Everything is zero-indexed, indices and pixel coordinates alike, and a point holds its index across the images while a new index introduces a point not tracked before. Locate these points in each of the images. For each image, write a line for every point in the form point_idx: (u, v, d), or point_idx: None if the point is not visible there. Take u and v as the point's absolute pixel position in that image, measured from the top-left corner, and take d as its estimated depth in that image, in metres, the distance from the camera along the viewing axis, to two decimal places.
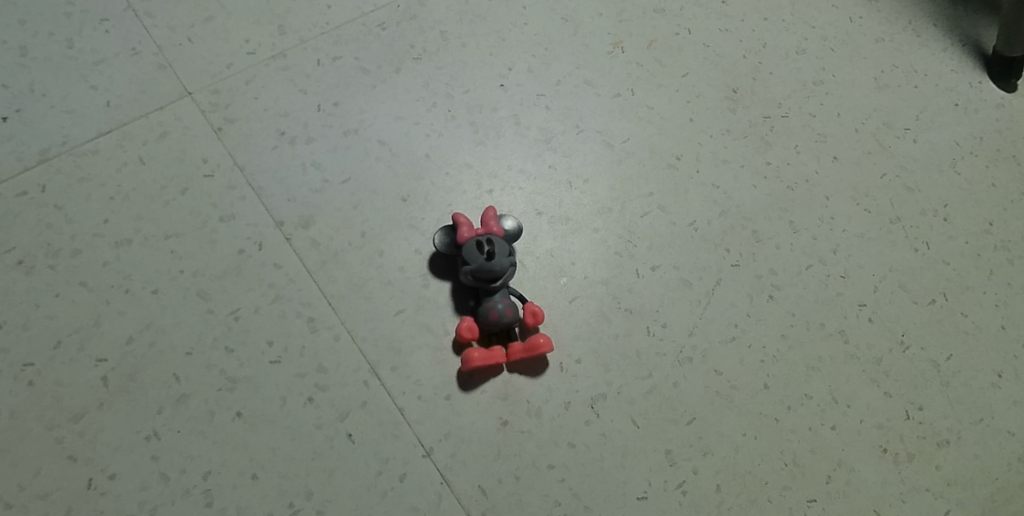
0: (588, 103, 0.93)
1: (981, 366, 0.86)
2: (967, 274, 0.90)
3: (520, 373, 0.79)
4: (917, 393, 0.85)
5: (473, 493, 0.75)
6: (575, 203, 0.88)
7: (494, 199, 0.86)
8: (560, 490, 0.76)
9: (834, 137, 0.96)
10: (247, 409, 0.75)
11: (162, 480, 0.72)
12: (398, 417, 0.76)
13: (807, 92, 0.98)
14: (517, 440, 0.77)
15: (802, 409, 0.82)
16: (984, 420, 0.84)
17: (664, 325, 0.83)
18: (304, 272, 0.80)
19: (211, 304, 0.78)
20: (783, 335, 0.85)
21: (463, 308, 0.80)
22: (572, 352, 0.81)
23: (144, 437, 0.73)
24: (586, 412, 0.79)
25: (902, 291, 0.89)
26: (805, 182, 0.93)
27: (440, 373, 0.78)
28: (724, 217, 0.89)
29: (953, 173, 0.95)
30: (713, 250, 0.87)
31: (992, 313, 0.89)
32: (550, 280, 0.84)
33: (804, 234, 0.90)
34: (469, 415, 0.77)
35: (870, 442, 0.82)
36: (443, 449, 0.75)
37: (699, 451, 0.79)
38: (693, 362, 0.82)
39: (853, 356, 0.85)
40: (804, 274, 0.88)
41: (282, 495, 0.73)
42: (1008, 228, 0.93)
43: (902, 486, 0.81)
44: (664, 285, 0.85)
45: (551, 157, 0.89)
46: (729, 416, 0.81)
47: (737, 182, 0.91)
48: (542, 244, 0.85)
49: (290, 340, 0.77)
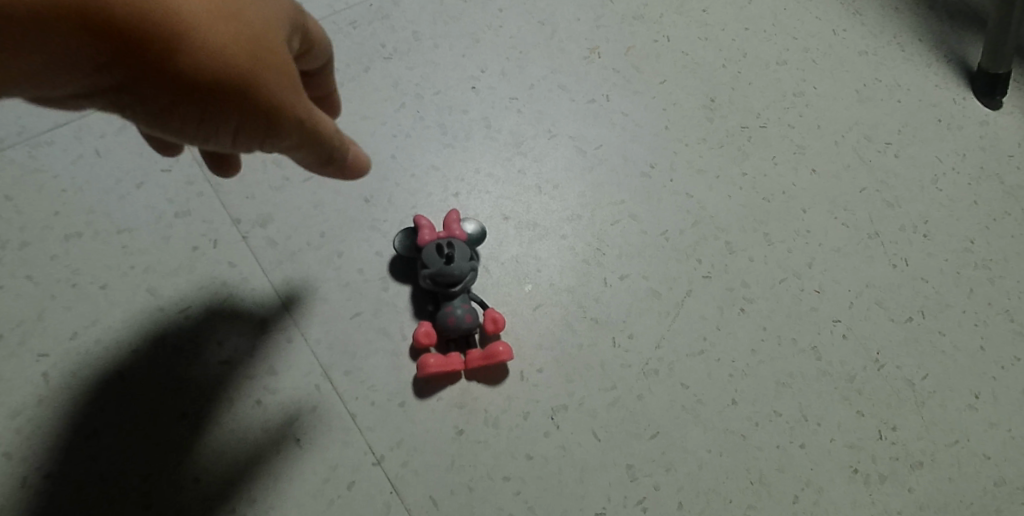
0: (561, 108, 0.91)
1: (957, 387, 0.84)
2: (945, 292, 0.88)
3: (479, 381, 0.77)
4: (890, 413, 0.82)
5: (424, 504, 0.72)
6: (544, 209, 0.85)
7: (459, 202, 0.84)
8: (514, 504, 0.73)
9: (812, 150, 0.94)
10: (191, 410, 0.72)
11: (99, 480, 0.69)
12: (349, 423, 0.73)
13: (786, 102, 0.96)
14: (473, 450, 0.74)
15: (770, 427, 0.80)
16: (960, 444, 0.82)
17: (630, 336, 0.81)
18: (259, 272, 0.78)
19: (160, 302, 0.76)
20: (752, 349, 0.83)
21: (421, 313, 0.78)
22: (533, 361, 0.79)
23: (82, 436, 0.70)
24: (546, 423, 0.76)
25: (877, 308, 0.87)
26: (781, 193, 0.91)
27: (395, 379, 0.75)
28: (697, 227, 0.87)
29: (933, 190, 0.93)
30: (684, 260, 0.85)
31: (970, 333, 0.87)
32: (514, 286, 0.82)
33: (778, 246, 0.88)
34: (423, 423, 0.74)
35: (840, 462, 0.80)
36: (395, 457, 0.73)
37: (661, 467, 0.77)
38: (659, 375, 0.80)
39: (825, 374, 0.83)
40: (777, 287, 0.86)
41: (223, 500, 0.70)
42: (991, 247, 0.91)
43: (872, 508, 0.78)
44: (632, 296, 0.83)
45: (522, 161, 0.87)
46: (694, 431, 0.79)
47: (712, 192, 0.89)
48: (508, 250, 0.83)
49: (240, 340, 0.75)
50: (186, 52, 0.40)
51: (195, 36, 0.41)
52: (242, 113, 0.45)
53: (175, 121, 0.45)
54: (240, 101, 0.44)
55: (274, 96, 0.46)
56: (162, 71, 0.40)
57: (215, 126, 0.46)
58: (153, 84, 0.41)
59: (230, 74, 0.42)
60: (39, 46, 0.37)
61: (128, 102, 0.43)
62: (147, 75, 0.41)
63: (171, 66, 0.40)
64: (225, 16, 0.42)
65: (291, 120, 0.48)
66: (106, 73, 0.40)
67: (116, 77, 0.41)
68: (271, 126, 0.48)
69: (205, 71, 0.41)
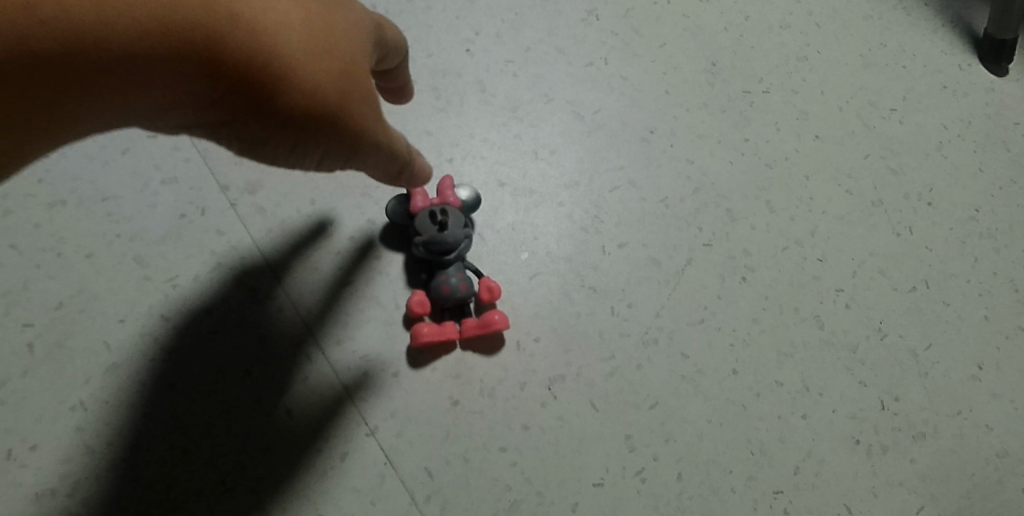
0: (558, 72, 0.88)
1: (961, 358, 0.83)
2: (950, 261, 0.86)
3: (474, 350, 0.75)
4: (893, 383, 0.81)
5: (419, 475, 0.71)
6: (541, 175, 0.83)
7: (454, 169, 0.82)
8: (511, 475, 0.72)
9: (816, 115, 0.92)
10: (181, 381, 0.71)
11: (87, 452, 0.68)
12: (341, 393, 0.72)
13: (789, 67, 0.94)
14: (468, 420, 0.73)
15: (771, 397, 0.79)
16: (963, 415, 0.80)
17: (629, 305, 0.79)
18: (248, 240, 0.76)
19: (148, 271, 0.74)
20: (754, 319, 0.81)
21: (415, 282, 0.76)
22: (530, 330, 0.77)
23: (69, 408, 0.69)
24: (543, 393, 0.75)
25: (881, 277, 0.85)
26: (784, 160, 0.89)
27: (388, 349, 0.74)
28: (698, 194, 0.85)
29: (938, 157, 0.91)
30: (684, 228, 0.83)
31: (975, 303, 0.85)
32: (510, 255, 0.80)
33: (780, 214, 0.86)
34: (417, 393, 0.73)
35: (842, 433, 0.78)
36: (389, 427, 0.72)
37: (660, 437, 0.76)
38: (658, 344, 0.79)
39: (827, 344, 0.81)
40: (779, 255, 0.84)
41: (214, 471, 0.69)
42: (997, 216, 0.89)
43: (874, 479, 0.77)
44: (631, 264, 0.81)
45: (517, 126, 0.85)
46: (694, 402, 0.77)
47: (713, 158, 0.87)
48: (503, 217, 0.81)
49: (230, 310, 0.74)
50: (285, 92, 0.40)
51: (301, 76, 0.40)
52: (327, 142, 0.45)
53: (268, 153, 0.45)
54: (329, 131, 0.44)
55: (360, 125, 0.45)
56: (262, 112, 0.40)
57: (304, 156, 0.46)
58: (252, 123, 0.41)
59: (323, 109, 0.42)
60: (155, 88, 0.38)
61: (224, 135, 0.43)
62: (248, 116, 0.40)
63: (270, 106, 0.40)
64: (321, 50, 0.41)
65: (374, 145, 0.49)
66: (206, 112, 0.40)
67: (215, 115, 0.40)
68: (354, 153, 0.48)
69: (301, 110, 0.41)
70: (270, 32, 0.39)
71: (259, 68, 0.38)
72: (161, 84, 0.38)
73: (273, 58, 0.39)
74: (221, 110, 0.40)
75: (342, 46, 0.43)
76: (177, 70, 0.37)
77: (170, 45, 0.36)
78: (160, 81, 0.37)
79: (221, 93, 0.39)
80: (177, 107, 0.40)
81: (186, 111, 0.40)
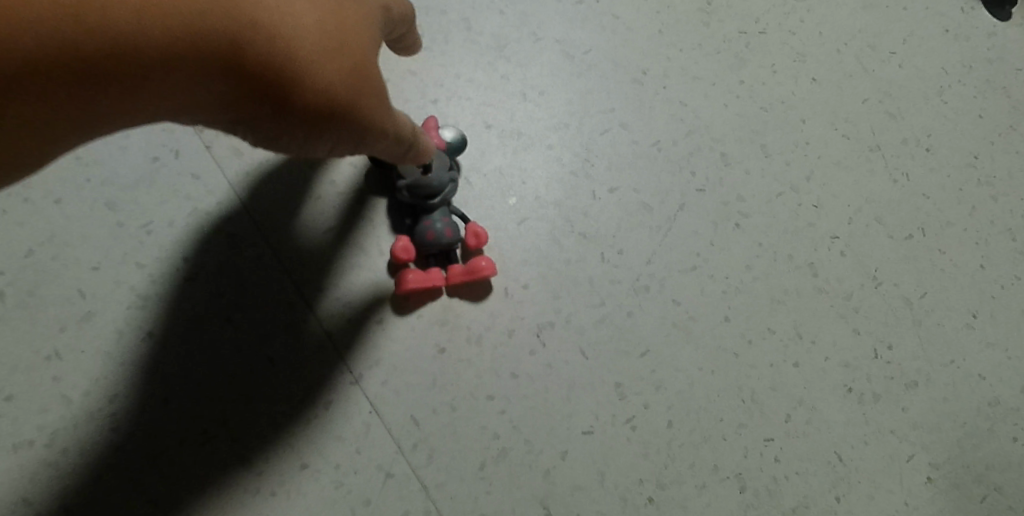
0: (547, 10, 0.85)
1: (956, 306, 0.81)
2: (947, 208, 0.84)
3: (461, 297, 0.73)
4: (887, 331, 0.80)
5: (406, 424, 0.70)
6: (529, 117, 0.80)
7: (438, 110, 0.79)
8: (499, 423, 0.71)
9: (814, 57, 0.88)
10: (158, 329, 0.69)
11: (64, 403, 0.66)
12: (324, 341, 0.71)
13: (787, 7, 0.90)
14: (455, 368, 0.72)
15: (763, 345, 0.77)
16: (956, 364, 0.80)
17: (620, 251, 0.77)
18: (225, 184, 0.73)
19: (121, 217, 0.71)
20: (747, 266, 0.79)
21: (399, 227, 0.73)
22: (518, 277, 0.75)
23: (44, 357, 0.67)
24: (531, 341, 0.73)
25: (877, 224, 0.83)
26: (780, 103, 0.86)
27: (373, 296, 0.72)
28: (691, 137, 0.82)
29: (938, 102, 0.89)
30: (677, 173, 0.81)
31: (971, 252, 0.83)
32: (497, 199, 0.77)
33: (776, 158, 0.83)
34: (403, 341, 0.72)
35: (835, 381, 0.77)
36: (374, 376, 0.70)
37: (651, 385, 0.74)
38: (649, 292, 0.77)
39: (821, 292, 0.80)
40: (774, 201, 0.82)
41: (195, 421, 0.68)
42: (995, 164, 0.87)
43: (866, 427, 0.76)
44: (622, 210, 0.79)
45: (504, 66, 0.82)
46: (686, 349, 0.76)
47: (707, 100, 0.84)
48: (491, 161, 0.78)
49: (207, 256, 0.71)
50: (304, 95, 0.39)
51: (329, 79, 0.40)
52: (346, 140, 0.45)
53: (279, 147, 0.44)
54: (342, 128, 0.43)
55: (371, 119, 0.45)
56: (279, 113, 0.39)
57: (314, 149, 0.45)
58: (267, 121, 0.40)
59: (339, 109, 0.41)
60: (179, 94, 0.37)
61: (235, 128, 0.42)
62: (264, 115, 0.39)
63: (288, 108, 0.39)
64: (337, 51, 0.40)
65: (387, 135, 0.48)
66: (223, 109, 0.39)
67: (230, 112, 0.40)
68: (369, 143, 0.48)
69: (318, 112, 0.40)
70: (289, 36, 0.38)
71: (278, 70, 0.37)
72: (179, 88, 0.37)
73: (292, 62, 0.38)
74: (236, 108, 0.39)
75: (357, 46, 0.42)
76: (196, 73, 0.36)
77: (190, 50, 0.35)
78: (179, 86, 0.36)
79: (239, 93, 0.38)
80: (193, 107, 0.39)
81: (201, 110, 0.39)
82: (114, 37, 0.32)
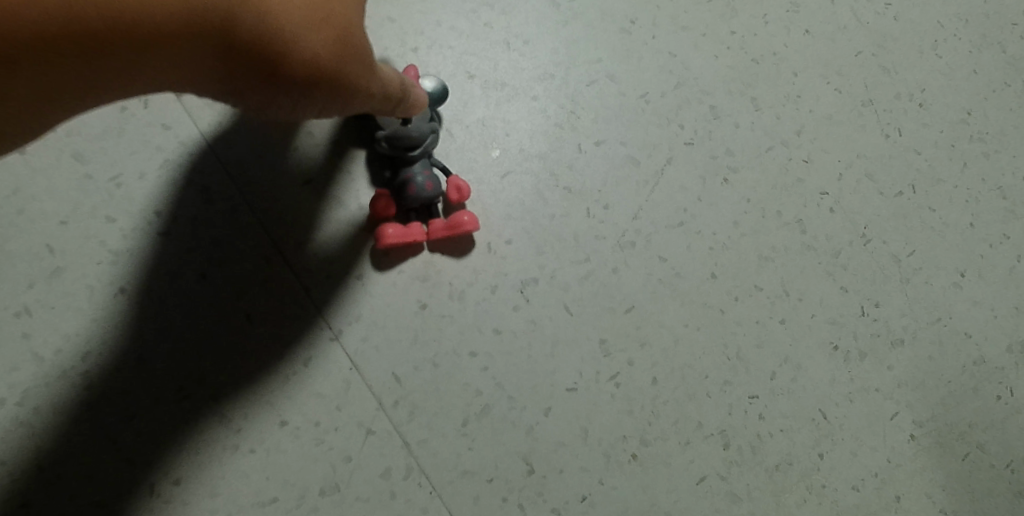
0: None
1: (944, 264, 0.80)
2: (938, 165, 0.83)
3: (443, 253, 0.72)
4: (874, 289, 0.79)
5: (387, 381, 0.69)
6: (513, 67, 0.78)
7: (419, 59, 0.76)
8: (482, 380, 0.70)
9: (808, 8, 0.85)
10: (130, 285, 0.67)
11: (35, 360, 0.65)
12: (303, 297, 0.69)
13: None
14: (437, 325, 0.70)
15: (750, 302, 0.76)
16: (942, 322, 0.79)
17: (606, 206, 0.76)
18: (197, 134, 0.70)
19: (89, 169, 0.69)
20: (735, 222, 0.78)
21: (378, 180, 0.71)
22: (501, 232, 0.73)
23: (12, 314, 0.65)
24: (515, 297, 0.72)
25: (868, 180, 0.81)
26: (772, 55, 0.83)
27: (352, 251, 0.70)
28: (680, 89, 0.80)
29: (932, 56, 0.86)
30: (665, 126, 0.79)
31: (961, 210, 0.82)
32: (480, 152, 0.75)
33: (766, 112, 0.81)
34: (384, 297, 0.70)
35: (821, 338, 0.77)
36: (354, 332, 0.69)
37: (636, 341, 0.73)
38: (635, 248, 0.75)
39: (809, 249, 0.78)
40: (763, 156, 0.80)
41: (171, 378, 0.66)
42: (988, 120, 0.85)
43: (851, 385, 0.76)
44: (609, 164, 0.77)
45: (488, 13, 0.78)
46: (672, 306, 0.75)
47: (697, 51, 0.81)
48: (473, 112, 0.76)
49: (180, 210, 0.69)
50: (293, 67, 0.39)
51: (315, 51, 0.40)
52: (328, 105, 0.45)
53: (266, 111, 0.44)
54: (328, 95, 0.44)
55: (357, 86, 0.45)
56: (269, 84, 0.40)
57: (300, 113, 0.46)
58: (256, 91, 0.41)
59: (325, 77, 0.42)
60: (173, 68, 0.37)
61: (222, 96, 0.42)
62: (253, 85, 0.40)
63: (278, 80, 0.40)
64: (324, 23, 0.41)
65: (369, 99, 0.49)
66: (213, 81, 0.40)
67: (219, 83, 0.40)
68: (352, 106, 0.48)
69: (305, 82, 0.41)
70: (278, 11, 0.38)
71: (269, 45, 0.38)
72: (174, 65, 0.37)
73: (281, 36, 0.38)
74: (226, 79, 0.40)
75: (344, 15, 0.42)
76: (192, 49, 0.37)
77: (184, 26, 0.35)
78: (172, 63, 0.37)
79: (229, 67, 0.39)
80: (184, 80, 0.39)
81: (190, 84, 0.40)
82: (112, 15, 0.32)
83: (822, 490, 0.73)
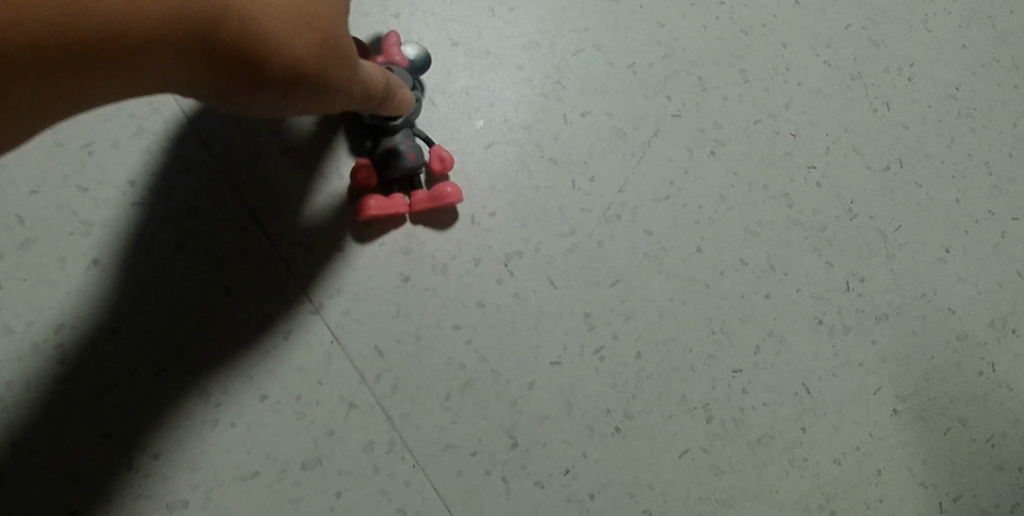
0: None
1: (929, 240, 0.80)
2: (925, 140, 0.82)
3: (425, 225, 0.71)
4: (860, 264, 0.78)
5: (368, 354, 0.68)
6: (498, 35, 0.76)
7: (401, 25, 0.74)
8: (465, 353, 0.69)
9: None
10: (104, 257, 0.65)
11: (6, 332, 0.63)
12: (282, 269, 0.68)
13: None
14: (420, 298, 0.69)
15: (735, 277, 0.76)
16: (926, 297, 0.79)
17: (592, 179, 0.75)
18: (171, 102, 0.68)
19: (59, 137, 0.67)
20: (721, 196, 0.77)
21: (359, 150, 0.70)
22: (485, 204, 0.72)
23: None
24: (499, 270, 0.71)
25: (855, 154, 0.81)
26: (761, 26, 0.82)
27: (332, 223, 0.69)
28: (668, 60, 0.79)
29: (922, 30, 0.85)
30: (653, 98, 0.78)
31: (947, 185, 0.82)
32: (463, 122, 0.74)
33: (754, 84, 0.80)
34: (365, 270, 0.69)
35: (805, 313, 0.76)
36: (336, 305, 0.68)
37: (621, 315, 0.73)
38: (621, 221, 0.74)
39: (796, 223, 0.78)
40: (751, 129, 0.79)
41: (147, 352, 0.65)
42: (977, 95, 0.84)
43: (835, 359, 0.76)
44: (595, 135, 0.76)
45: None
46: (657, 280, 0.74)
47: (685, 21, 0.80)
48: (457, 81, 0.74)
49: (155, 180, 0.67)
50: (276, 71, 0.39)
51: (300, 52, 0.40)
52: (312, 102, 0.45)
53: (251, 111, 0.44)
54: (309, 97, 0.44)
55: (337, 88, 0.45)
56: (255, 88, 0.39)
57: (284, 112, 0.45)
58: (239, 96, 0.40)
59: (308, 81, 0.42)
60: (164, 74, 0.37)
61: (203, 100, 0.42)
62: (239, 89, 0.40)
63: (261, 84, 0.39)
64: (307, 24, 0.40)
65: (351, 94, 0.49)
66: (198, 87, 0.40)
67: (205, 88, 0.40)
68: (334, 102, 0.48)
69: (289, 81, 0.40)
70: (264, 18, 0.37)
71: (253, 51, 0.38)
72: (155, 71, 0.36)
73: (265, 39, 0.38)
74: (210, 85, 0.39)
75: (325, 16, 0.42)
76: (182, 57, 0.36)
77: (169, 32, 0.34)
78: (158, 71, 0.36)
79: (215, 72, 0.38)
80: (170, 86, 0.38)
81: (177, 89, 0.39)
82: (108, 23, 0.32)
83: (804, 463, 0.74)
